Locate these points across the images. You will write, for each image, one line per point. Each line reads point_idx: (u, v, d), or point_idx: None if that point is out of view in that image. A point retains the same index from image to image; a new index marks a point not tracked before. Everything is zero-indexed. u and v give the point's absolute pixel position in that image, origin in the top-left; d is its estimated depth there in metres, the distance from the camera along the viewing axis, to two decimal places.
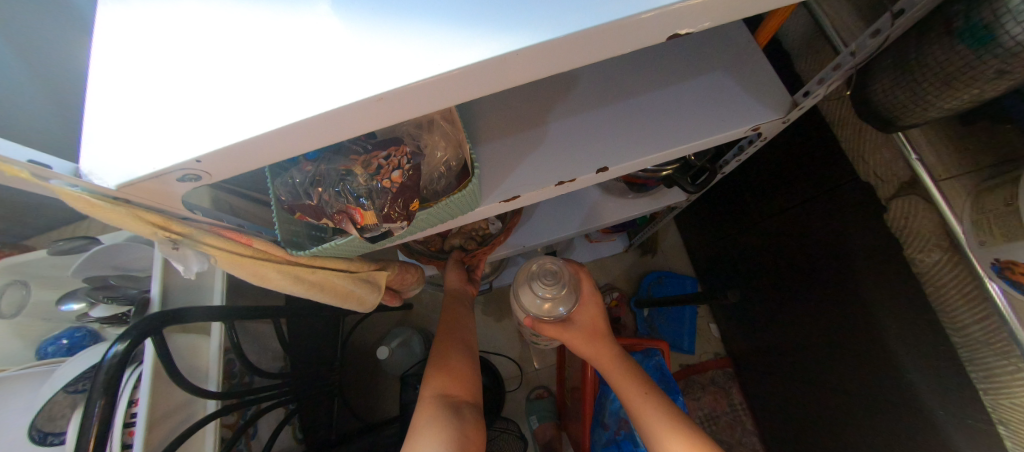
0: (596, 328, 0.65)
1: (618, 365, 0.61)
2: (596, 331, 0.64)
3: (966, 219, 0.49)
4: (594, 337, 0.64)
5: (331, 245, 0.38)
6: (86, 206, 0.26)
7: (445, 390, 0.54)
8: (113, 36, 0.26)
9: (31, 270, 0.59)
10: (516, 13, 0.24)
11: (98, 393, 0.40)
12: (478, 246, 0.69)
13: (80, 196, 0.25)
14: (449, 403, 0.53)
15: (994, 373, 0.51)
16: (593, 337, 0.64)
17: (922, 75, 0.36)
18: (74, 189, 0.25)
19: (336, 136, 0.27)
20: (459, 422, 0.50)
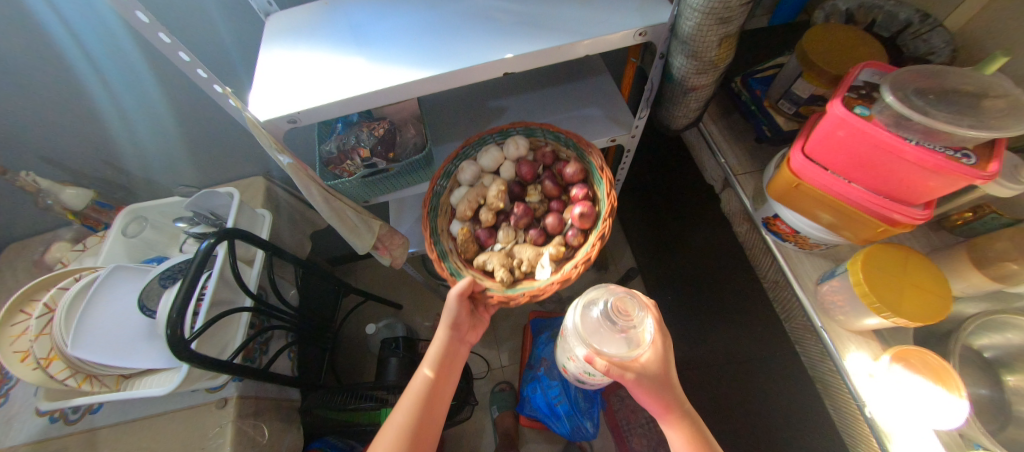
0: (666, 376, 0.59)
1: (676, 411, 0.59)
2: (666, 377, 0.59)
3: (751, 196, 0.74)
4: (663, 386, 0.59)
5: (343, 183, 0.70)
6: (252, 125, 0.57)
7: None
8: (273, 70, 0.62)
9: (148, 213, 0.89)
10: (440, 62, 0.59)
11: (194, 266, 0.68)
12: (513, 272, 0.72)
13: (252, 120, 0.56)
14: None
15: (785, 303, 0.73)
16: (660, 384, 0.58)
17: (670, 99, 0.66)
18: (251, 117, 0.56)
19: (357, 108, 0.60)
20: None
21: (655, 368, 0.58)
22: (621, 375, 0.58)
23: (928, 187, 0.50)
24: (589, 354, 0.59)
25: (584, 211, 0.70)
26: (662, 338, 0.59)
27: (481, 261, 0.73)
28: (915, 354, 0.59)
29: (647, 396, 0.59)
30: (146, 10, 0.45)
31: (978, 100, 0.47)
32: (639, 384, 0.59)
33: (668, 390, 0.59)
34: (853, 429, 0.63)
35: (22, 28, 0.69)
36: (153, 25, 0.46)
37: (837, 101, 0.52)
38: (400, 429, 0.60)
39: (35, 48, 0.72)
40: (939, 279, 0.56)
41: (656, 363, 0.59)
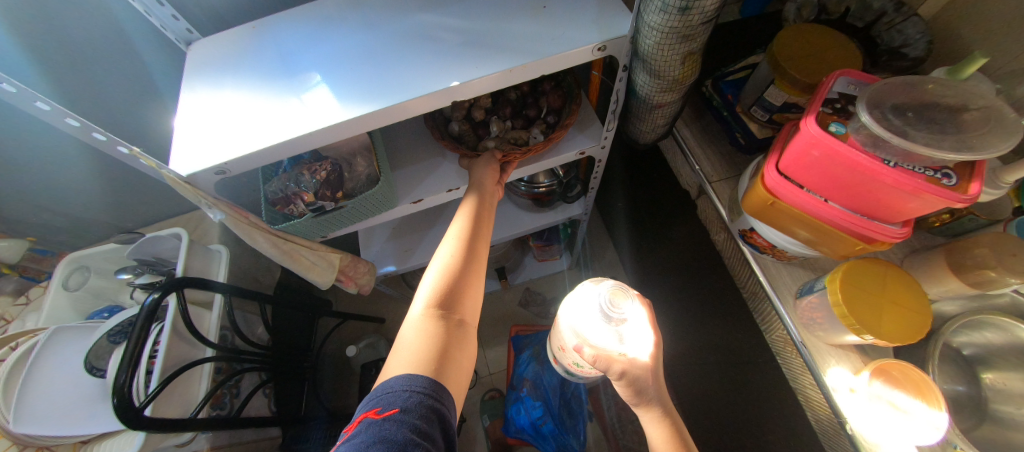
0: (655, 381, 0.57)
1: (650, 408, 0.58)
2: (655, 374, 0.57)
3: (727, 206, 0.71)
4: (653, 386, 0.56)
5: (291, 224, 0.65)
6: (174, 183, 0.51)
7: (434, 335, 0.50)
8: (196, 115, 0.56)
9: (90, 261, 0.82)
10: (380, 96, 0.53)
11: (139, 328, 0.63)
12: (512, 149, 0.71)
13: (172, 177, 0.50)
14: (441, 314, 0.53)
15: (765, 314, 0.71)
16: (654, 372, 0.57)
17: (635, 112, 0.62)
18: (171, 174, 0.50)
19: (293, 150, 0.55)
20: (450, 330, 0.52)
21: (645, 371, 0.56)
22: (606, 368, 0.56)
23: (907, 208, 0.47)
24: (577, 344, 0.57)
25: (557, 93, 0.75)
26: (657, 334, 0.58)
27: (485, 147, 0.72)
28: (895, 367, 0.57)
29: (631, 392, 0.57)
30: (13, 79, 0.40)
31: (957, 115, 0.44)
32: (625, 379, 0.56)
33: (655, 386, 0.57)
34: (835, 443, 0.63)
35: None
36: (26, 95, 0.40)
37: (810, 119, 0.48)
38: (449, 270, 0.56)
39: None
40: (918, 294, 0.54)
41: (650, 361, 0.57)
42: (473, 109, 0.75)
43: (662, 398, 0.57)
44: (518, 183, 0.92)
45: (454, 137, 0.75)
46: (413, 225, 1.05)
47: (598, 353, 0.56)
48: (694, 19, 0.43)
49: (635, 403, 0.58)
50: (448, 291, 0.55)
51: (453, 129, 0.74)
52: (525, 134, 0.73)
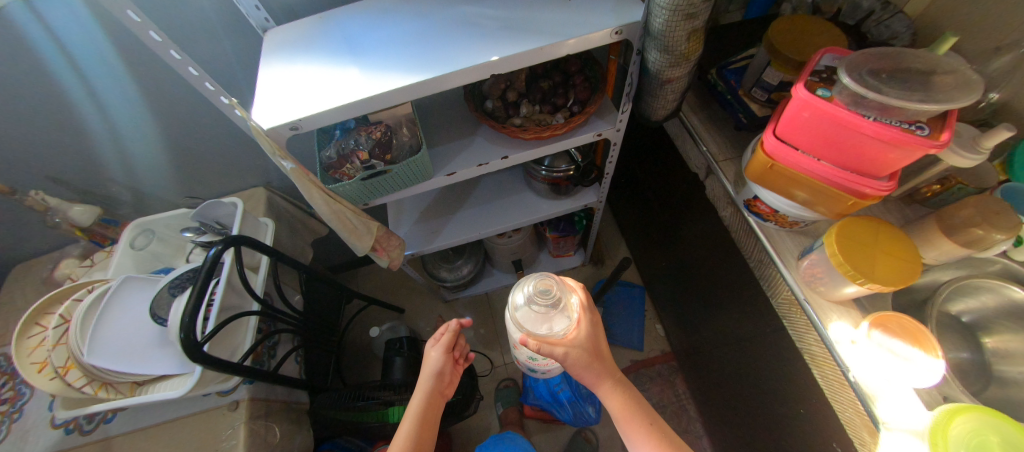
0: (596, 353, 0.62)
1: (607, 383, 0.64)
2: (596, 349, 0.62)
3: (733, 181, 0.78)
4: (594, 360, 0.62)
5: (342, 185, 0.73)
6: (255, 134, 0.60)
7: None
8: (273, 84, 0.66)
9: (153, 227, 0.92)
10: (431, 68, 0.63)
11: (204, 273, 0.71)
12: (538, 127, 0.80)
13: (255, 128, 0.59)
14: None
15: (770, 279, 0.76)
16: (594, 357, 0.62)
17: (647, 92, 0.70)
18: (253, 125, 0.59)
19: (354, 113, 0.64)
20: None
21: (583, 350, 0.61)
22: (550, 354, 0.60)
23: (889, 159, 0.53)
24: (519, 337, 0.60)
25: (584, 86, 0.82)
26: (587, 315, 0.62)
27: (513, 123, 0.81)
28: (893, 319, 0.63)
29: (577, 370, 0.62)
30: (158, 30, 0.50)
31: (927, 78, 0.51)
32: (568, 358, 0.61)
33: (603, 363, 0.62)
34: (840, 395, 0.66)
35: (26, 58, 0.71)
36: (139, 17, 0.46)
37: (801, 85, 0.56)
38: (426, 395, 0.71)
39: (41, 78, 0.75)
40: (910, 246, 0.59)
41: (585, 344, 0.61)
42: (507, 91, 0.84)
43: (613, 376, 0.64)
44: (538, 168, 0.98)
45: (488, 113, 0.84)
46: (439, 209, 1.13)
47: (540, 341, 0.60)
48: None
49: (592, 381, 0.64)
50: (421, 427, 0.68)
51: (487, 106, 0.83)
52: (550, 116, 0.81)
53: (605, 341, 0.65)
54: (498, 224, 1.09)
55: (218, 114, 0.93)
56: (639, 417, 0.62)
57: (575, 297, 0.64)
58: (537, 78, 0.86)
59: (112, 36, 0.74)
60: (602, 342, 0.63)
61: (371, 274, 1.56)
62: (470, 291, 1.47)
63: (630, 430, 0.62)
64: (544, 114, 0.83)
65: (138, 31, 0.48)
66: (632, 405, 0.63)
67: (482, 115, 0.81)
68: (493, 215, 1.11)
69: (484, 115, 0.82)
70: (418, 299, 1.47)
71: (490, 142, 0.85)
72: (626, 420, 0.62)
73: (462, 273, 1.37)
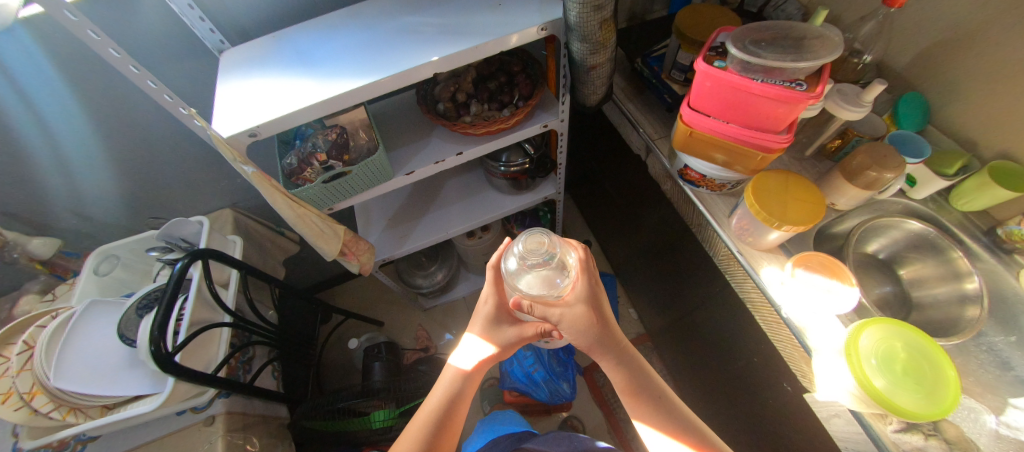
0: (596, 315, 0.61)
1: (611, 352, 0.64)
2: (595, 310, 0.61)
3: (667, 155, 0.86)
4: (594, 323, 0.61)
5: (304, 189, 0.77)
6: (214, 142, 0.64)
7: None
8: (231, 98, 0.70)
9: (117, 253, 0.92)
10: (378, 71, 0.68)
11: (171, 286, 0.72)
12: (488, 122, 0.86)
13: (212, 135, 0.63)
14: None
15: (709, 240, 0.83)
16: (595, 323, 0.61)
17: (579, 80, 0.78)
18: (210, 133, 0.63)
19: (309, 117, 0.68)
20: None
21: (581, 312, 0.61)
22: (546, 315, 0.62)
23: (781, 114, 0.62)
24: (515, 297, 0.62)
25: (526, 82, 0.90)
26: (585, 275, 0.62)
27: (463, 120, 0.87)
28: (810, 257, 0.71)
29: (573, 334, 0.62)
30: (117, 47, 0.57)
31: (799, 43, 0.60)
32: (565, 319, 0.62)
33: (605, 329, 0.62)
34: (779, 333, 0.73)
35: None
36: (82, 23, 0.53)
37: (700, 59, 0.64)
38: (448, 393, 0.65)
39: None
40: (813, 190, 0.68)
41: (581, 304, 0.61)
42: (456, 93, 0.91)
43: (616, 343, 0.63)
44: (496, 165, 1.05)
45: (440, 115, 0.91)
46: (406, 215, 1.17)
47: (535, 301, 0.61)
48: None
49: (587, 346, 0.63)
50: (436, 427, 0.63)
51: (439, 108, 0.90)
52: (498, 112, 0.88)
53: (604, 303, 0.63)
54: (464, 222, 1.14)
55: (179, 138, 0.95)
56: (637, 383, 0.64)
57: (573, 255, 0.63)
58: (483, 79, 0.93)
59: (69, 67, 0.76)
60: (600, 304, 0.62)
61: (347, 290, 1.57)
62: (446, 297, 1.50)
63: (634, 400, 0.64)
64: (492, 111, 0.90)
65: (99, 49, 0.55)
66: (634, 374, 0.64)
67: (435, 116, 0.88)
68: (458, 215, 1.16)
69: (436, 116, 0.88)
70: (396, 310, 1.49)
71: (446, 141, 0.91)
72: (630, 392, 0.64)
73: (436, 279, 1.40)
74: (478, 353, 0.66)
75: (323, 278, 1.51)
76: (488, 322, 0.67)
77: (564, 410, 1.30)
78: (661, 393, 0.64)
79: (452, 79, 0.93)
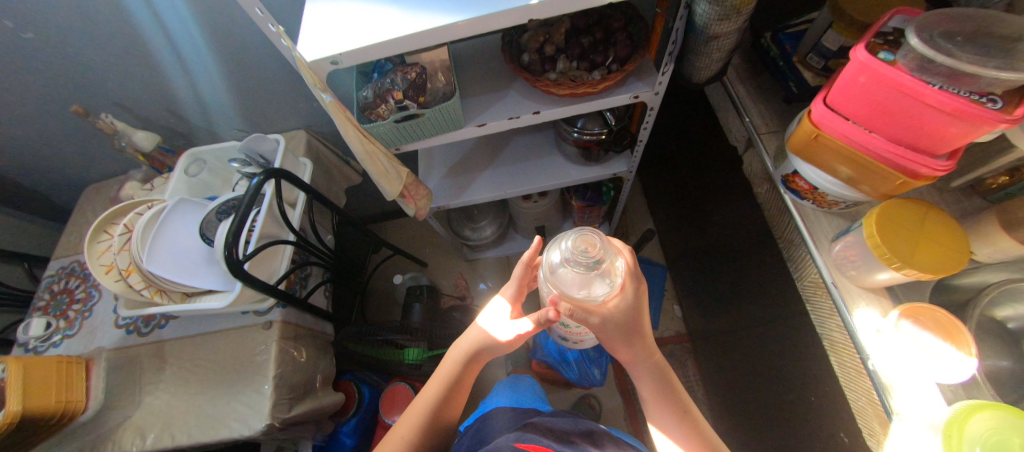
0: (635, 325, 0.59)
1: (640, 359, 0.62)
2: (634, 321, 0.58)
3: (773, 155, 0.74)
4: (631, 334, 0.59)
5: (377, 127, 0.76)
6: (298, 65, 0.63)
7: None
8: (318, 20, 0.68)
9: (206, 157, 0.98)
10: (469, 9, 0.62)
11: (247, 199, 0.76)
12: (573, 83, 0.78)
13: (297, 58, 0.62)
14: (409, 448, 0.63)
15: (798, 261, 0.73)
16: (630, 331, 0.59)
17: (693, 49, 0.67)
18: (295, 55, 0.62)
19: (392, 51, 0.65)
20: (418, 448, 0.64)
21: (623, 319, 0.57)
22: (584, 320, 0.56)
23: (950, 134, 0.49)
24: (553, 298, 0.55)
25: (626, 43, 0.79)
26: (632, 282, 0.57)
27: (548, 77, 0.80)
28: (925, 312, 0.59)
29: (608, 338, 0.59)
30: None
31: (1010, 44, 0.46)
32: (606, 324, 0.57)
33: (638, 339, 0.60)
34: (855, 383, 0.64)
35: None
36: None
37: (861, 47, 0.51)
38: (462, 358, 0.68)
39: (105, 7, 0.79)
40: (959, 235, 0.55)
41: (625, 312, 0.57)
42: (545, 45, 0.83)
43: (649, 353, 0.61)
44: (570, 130, 0.97)
45: (524, 67, 0.84)
46: (468, 167, 1.14)
47: (577, 305, 0.55)
48: None
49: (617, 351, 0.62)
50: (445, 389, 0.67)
51: (524, 59, 0.82)
52: (587, 73, 0.80)
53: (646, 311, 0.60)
54: (524, 184, 1.10)
55: (265, 54, 0.96)
56: (667, 397, 0.62)
57: (621, 259, 0.59)
58: (577, 34, 0.84)
59: None
60: (641, 315, 0.59)
61: (400, 227, 1.62)
62: (491, 253, 1.51)
63: (662, 409, 0.61)
64: (581, 70, 0.81)
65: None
66: (655, 378, 0.62)
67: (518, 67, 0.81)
68: (520, 175, 1.11)
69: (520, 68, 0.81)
70: (441, 255, 1.52)
71: (524, 97, 0.84)
72: (657, 402, 0.62)
73: (485, 233, 1.40)
74: (514, 326, 0.66)
75: (379, 211, 1.57)
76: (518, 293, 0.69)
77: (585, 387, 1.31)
78: (686, 407, 0.61)
79: (544, 28, 0.84)
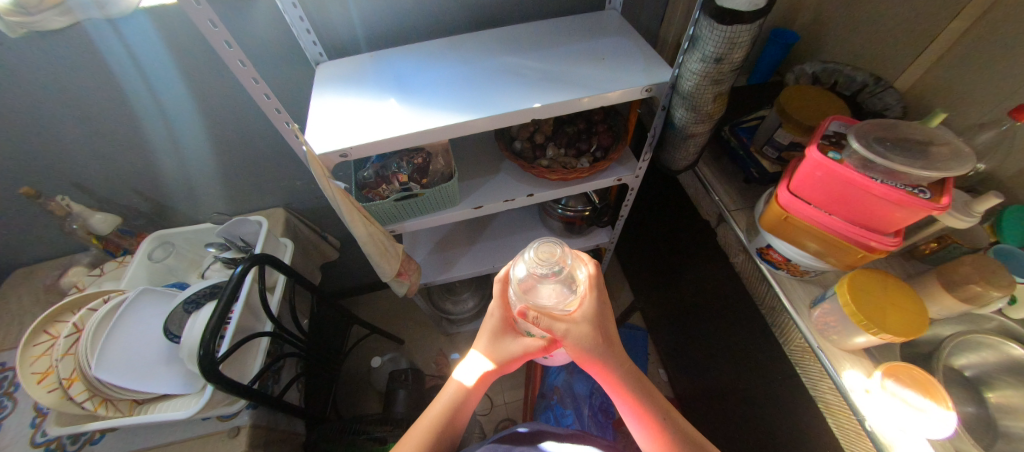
0: (599, 333, 0.59)
1: (619, 370, 0.60)
2: (599, 330, 0.59)
3: (746, 231, 0.82)
4: (599, 344, 0.58)
5: (374, 205, 0.77)
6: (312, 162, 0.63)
7: None
8: (325, 113, 0.70)
9: (172, 241, 0.91)
10: (477, 109, 0.68)
11: (229, 291, 0.70)
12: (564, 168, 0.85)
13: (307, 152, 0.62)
14: None
15: (782, 325, 0.79)
16: (598, 342, 0.58)
17: (671, 143, 0.77)
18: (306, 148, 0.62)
19: (402, 144, 0.67)
20: None
21: (585, 327, 0.58)
22: (550, 328, 0.57)
23: (896, 217, 0.59)
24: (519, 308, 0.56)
25: (608, 134, 0.88)
26: (593, 291, 0.59)
27: (540, 163, 0.85)
28: (903, 369, 0.65)
29: (579, 353, 0.58)
30: (247, 59, 0.55)
31: (923, 149, 0.58)
32: (569, 337, 0.58)
33: (607, 354, 0.58)
34: (856, 444, 0.67)
35: (67, 74, 0.73)
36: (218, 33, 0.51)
37: (814, 147, 0.62)
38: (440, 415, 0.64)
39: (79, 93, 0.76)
40: (917, 301, 0.64)
41: (588, 321, 0.58)
42: (536, 135, 0.90)
43: (619, 358, 0.60)
44: (556, 207, 1.03)
45: (516, 153, 0.90)
46: (454, 241, 1.15)
47: (541, 313, 0.56)
48: (725, 68, 0.60)
49: (584, 362, 0.60)
50: (436, 432, 0.63)
51: (516, 147, 0.89)
52: (576, 159, 0.87)
53: (610, 321, 0.61)
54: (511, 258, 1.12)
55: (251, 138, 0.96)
56: (649, 403, 0.60)
57: (584, 270, 0.60)
58: (562, 123, 0.92)
59: (170, 58, 0.76)
60: (605, 321, 0.60)
61: (374, 301, 1.55)
62: (471, 325, 1.46)
63: (640, 417, 0.59)
64: (569, 156, 0.89)
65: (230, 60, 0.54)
66: (636, 389, 0.60)
67: (512, 155, 0.87)
68: (508, 249, 1.13)
69: (513, 155, 0.87)
70: (418, 331, 1.47)
71: (517, 180, 0.89)
72: (635, 408, 0.60)
73: (467, 306, 1.37)
74: (475, 367, 0.67)
75: (353, 285, 1.51)
76: (495, 336, 0.67)
77: None
78: (667, 410, 0.60)
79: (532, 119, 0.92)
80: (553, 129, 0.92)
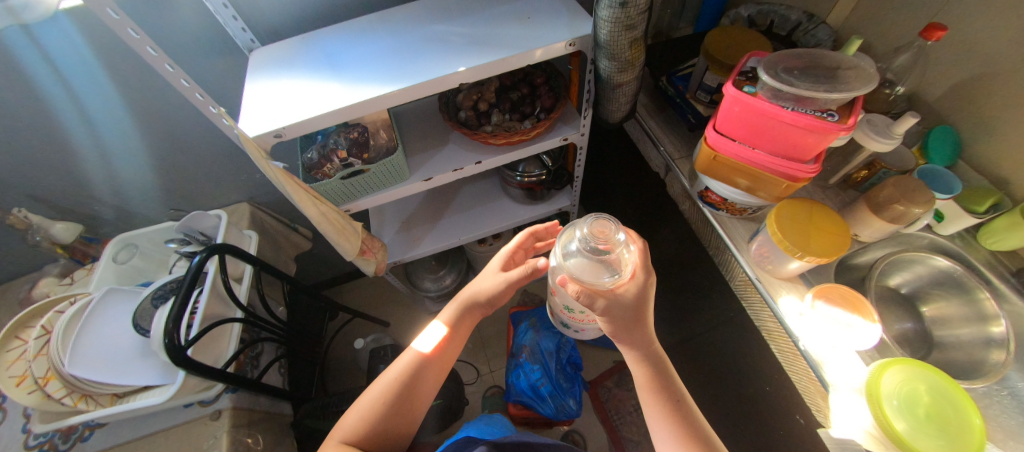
0: (638, 312, 0.58)
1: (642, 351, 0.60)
2: (639, 308, 0.57)
3: (688, 176, 0.85)
4: (632, 321, 0.57)
5: (322, 185, 0.78)
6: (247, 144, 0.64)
7: None
8: (258, 97, 0.71)
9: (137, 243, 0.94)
10: (406, 78, 0.69)
11: (188, 281, 0.72)
12: (508, 131, 0.86)
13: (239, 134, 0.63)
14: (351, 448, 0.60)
15: (726, 263, 0.83)
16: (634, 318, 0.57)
17: (605, 95, 0.78)
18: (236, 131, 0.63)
19: (336, 119, 0.69)
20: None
21: (627, 304, 0.57)
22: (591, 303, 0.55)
23: (810, 143, 0.61)
24: (561, 278, 0.55)
25: (548, 95, 0.89)
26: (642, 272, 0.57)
27: (485, 129, 0.86)
28: (832, 289, 0.68)
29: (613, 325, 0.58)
30: (155, 46, 0.56)
31: (830, 75, 0.60)
32: (610, 312, 0.56)
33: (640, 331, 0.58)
34: (794, 363, 0.71)
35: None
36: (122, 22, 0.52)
37: (731, 83, 0.64)
38: (396, 381, 0.65)
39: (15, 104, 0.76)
40: (839, 224, 0.67)
41: (635, 300, 0.57)
42: (479, 103, 0.91)
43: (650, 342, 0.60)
44: (513, 174, 1.05)
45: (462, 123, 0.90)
46: (419, 219, 1.17)
47: (584, 288, 0.54)
48: (632, 11, 0.61)
49: (619, 337, 0.60)
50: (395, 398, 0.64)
51: (460, 116, 0.89)
52: (519, 123, 0.88)
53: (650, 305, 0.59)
54: (476, 229, 1.14)
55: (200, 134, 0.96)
56: (662, 385, 0.60)
57: (631, 249, 0.58)
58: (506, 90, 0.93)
59: (101, 59, 0.76)
60: (645, 305, 0.58)
61: (355, 288, 1.58)
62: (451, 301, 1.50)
63: (654, 399, 0.60)
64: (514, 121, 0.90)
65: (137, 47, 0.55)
66: (654, 369, 0.61)
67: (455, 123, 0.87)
68: (472, 221, 1.16)
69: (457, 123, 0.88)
70: (401, 312, 1.51)
71: (465, 149, 0.91)
72: (650, 388, 0.61)
73: (444, 283, 1.40)
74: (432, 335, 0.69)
75: (333, 274, 1.54)
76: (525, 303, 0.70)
77: (565, 424, 1.26)
78: (681, 398, 0.60)
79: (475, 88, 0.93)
80: (496, 96, 0.93)
